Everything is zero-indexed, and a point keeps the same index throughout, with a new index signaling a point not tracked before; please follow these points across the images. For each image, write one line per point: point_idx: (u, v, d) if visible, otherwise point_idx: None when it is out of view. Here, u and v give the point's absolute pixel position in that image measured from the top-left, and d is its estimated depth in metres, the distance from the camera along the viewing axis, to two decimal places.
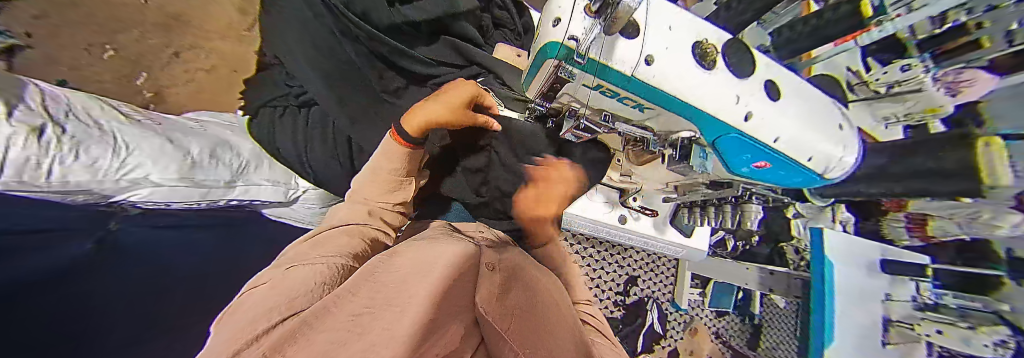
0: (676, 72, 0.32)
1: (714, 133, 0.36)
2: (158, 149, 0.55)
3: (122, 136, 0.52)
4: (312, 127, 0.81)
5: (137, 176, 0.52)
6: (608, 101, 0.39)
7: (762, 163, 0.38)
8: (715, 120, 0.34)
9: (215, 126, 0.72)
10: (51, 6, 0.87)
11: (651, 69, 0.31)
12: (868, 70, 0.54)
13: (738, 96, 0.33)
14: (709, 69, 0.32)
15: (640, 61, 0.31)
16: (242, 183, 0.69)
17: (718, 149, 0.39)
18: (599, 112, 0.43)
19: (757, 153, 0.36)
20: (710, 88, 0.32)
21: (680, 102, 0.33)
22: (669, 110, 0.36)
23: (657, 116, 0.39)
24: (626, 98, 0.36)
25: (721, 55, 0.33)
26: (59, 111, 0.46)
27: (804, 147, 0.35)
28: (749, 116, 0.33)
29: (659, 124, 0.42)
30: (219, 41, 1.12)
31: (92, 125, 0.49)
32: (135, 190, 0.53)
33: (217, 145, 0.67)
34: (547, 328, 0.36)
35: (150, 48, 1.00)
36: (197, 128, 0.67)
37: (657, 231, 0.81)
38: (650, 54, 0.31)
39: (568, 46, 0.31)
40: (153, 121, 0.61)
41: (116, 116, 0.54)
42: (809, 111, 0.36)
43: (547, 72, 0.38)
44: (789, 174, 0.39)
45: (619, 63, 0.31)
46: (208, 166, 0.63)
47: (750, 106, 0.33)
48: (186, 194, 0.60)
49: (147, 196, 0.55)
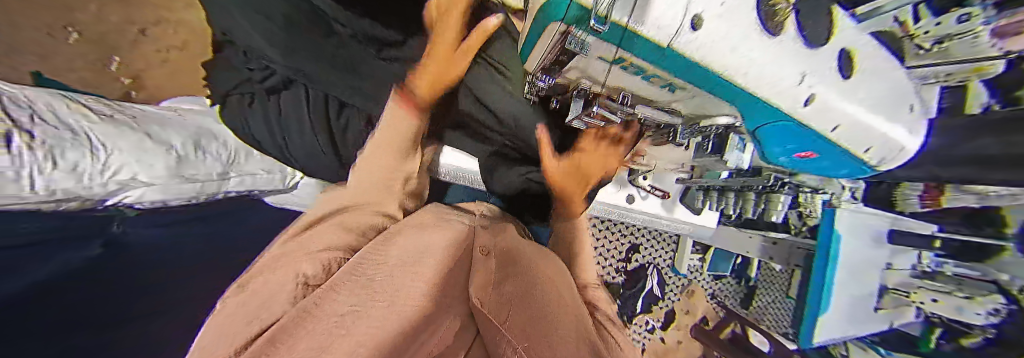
0: (733, 41, 0.22)
1: (757, 119, 0.31)
2: (138, 146, 0.53)
3: (98, 136, 0.48)
4: (287, 115, 0.67)
5: (125, 177, 0.51)
6: (629, 78, 0.31)
7: (807, 153, 0.35)
8: (764, 106, 0.28)
9: (194, 115, 0.69)
10: None
11: (696, 37, 0.21)
12: (915, 20, 0.41)
13: (804, 74, 0.26)
14: (774, 35, 0.23)
15: (686, 25, 0.20)
16: (236, 173, 0.69)
17: (754, 135, 0.35)
18: (616, 91, 0.36)
19: (802, 141, 0.33)
20: (773, 67, 0.24)
21: (727, 83, 0.25)
22: (702, 90, 0.28)
23: (688, 98, 0.32)
24: (652, 76, 0.29)
25: (791, 13, 0.24)
26: (23, 107, 0.42)
27: (861, 135, 0.32)
28: (811, 99, 0.27)
29: (691, 105, 0.35)
30: (183, 12, 0.96)
31: (64, 127, 0.45)
32: (127, 191, 0.52)
33: (200, 136, 0.64)
34: (543, 313, 0.34)
35: (113, 26, 0.90)
36: (176, 119, 0.64)
37: (667, 211, 0.80)
38: (700, 12, 0.20)
39: (581, 5, 0.23)
40: (125, 114, 0.57)
41: (83, 113, 0.50)
42: (877, 93, 0.30)
43: (552, 35, 0.29)
44: (832, 163, 0.37)
45: (652, 32, 0.21)
46: (195, 160, 0.61)
47: (816, 87, 0.26)
48: (181, 190, 0.60)
49: (142, 196, 0.55)
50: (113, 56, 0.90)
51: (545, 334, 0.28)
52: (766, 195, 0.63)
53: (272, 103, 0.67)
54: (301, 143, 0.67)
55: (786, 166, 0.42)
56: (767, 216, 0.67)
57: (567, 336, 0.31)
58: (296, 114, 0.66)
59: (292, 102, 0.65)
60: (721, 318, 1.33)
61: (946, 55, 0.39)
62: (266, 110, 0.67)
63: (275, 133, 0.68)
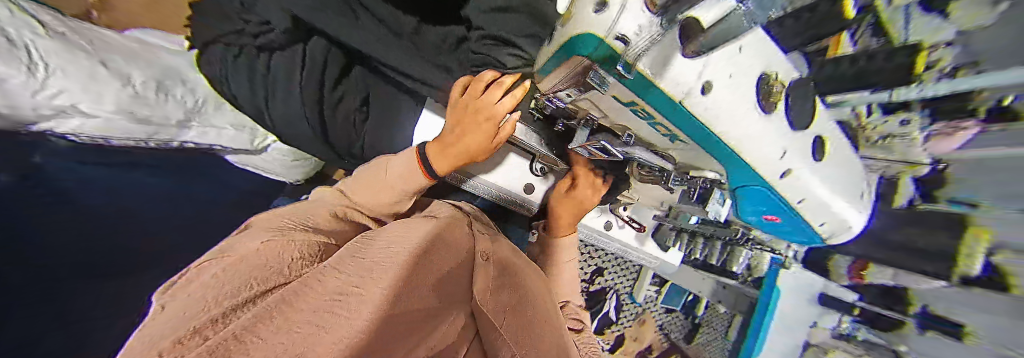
0: (732, 111, 0.26)
1: (742, 180, 0.34)
2: (89, 74, 0.47)
3: (38, 52, 0.43)
4: (278, 77, 0.60)
5: (62, 103, 0.45)
6: (636, 120, 0.34)
7: (771, 216, 0.40)
8: (744, 168, 0.32)
9: (160, 51, 0.61)
10: None
11: (705, 100, 0.25)
12: (867, 113, 0.36)
13: (784, 151, 0.30)
14: (768, 112, 0.28)
15: (696, 88, 0.25)
16: (196, 123, 0.62)
17: (734, 193, 0.38)
18: (622, 129, 0.37)
19: (772, 207, 0.37)
20: (767, 137, 0.29)
21: (724, 145, 0.29)
22: (701, 147, 0.32)
23: (683, 147, 0.35)
24: (658, 123, 0.31)
25: (786, 94, 0.29)
26: None
27: (817, 211, 0.36)
28: (787, 173, 0.32)
29: (684, 155, 0.37)
30: None
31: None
32: (60, 119, 0.46)
33: (166, 75, 0.58)
34: (523, 306, 0.41)
35: None
36: (144, 52, 0.58)
37: (637, 243, 0.84)
38: (711, 80, 0.25)
39: (612, 46, 0.23)
40: (83, 35, 0.51)
41: (29, 24, 0.44)
42: (844, 177, 0.35)
43: (570, 68, 0.30)
44: (794, 229, 0.41)
45: (671, 84, 0.24)
46: (156, 101, 0.55)
47: (791, 163, 0.31)
48: (130, 130, 0.53)
49: (79, 127, 0.48)
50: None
51: (528, 335, 0.36)
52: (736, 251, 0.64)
53: (262, 62, 0.59)
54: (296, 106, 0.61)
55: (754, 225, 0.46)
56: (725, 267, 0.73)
57: (540, 329, 0.40)
58: (287, 77, 0.60)
59: (287, 63, 0.59)
60: (664, 349, 1.39)
61: (890, 149, 0.38)
62: (252, 68, 0.60)
63: (258, 93, 0.62)
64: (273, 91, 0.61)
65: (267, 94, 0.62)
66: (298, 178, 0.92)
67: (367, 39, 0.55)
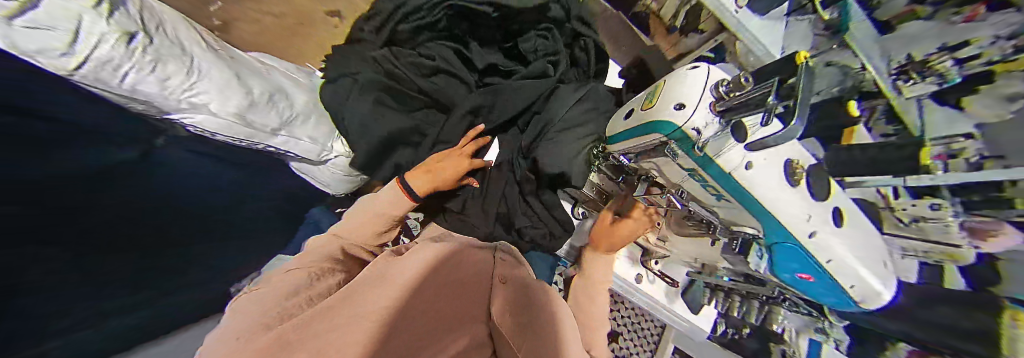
0: (769, 181, 0.30)
1: (771, 235, 0.33)
2: (224, 81, 0.57)
3: (199, 63, 0.54)
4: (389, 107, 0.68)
5: (198, 101, 0.53)
6: (690, 182, 0.36)
7: (805, 274, 0.33)
8: (777, 226, 0.31)
9: (277, 73, 0.73)
10: None
11: (749, 173, 0.30)
12: (894, 195, 0.43)
13: (809, 214, 0.30)
14: (794, 185, 0.30)
15: (740, 164, 0.30)
16: (285, 133, 0.69)
17: (769, 252, 0.34)
18: (676, 187, 0.40)
19: (808, 268, 0.31)
20: (795, 203, 0.30)
21: (764, 210, 0.31)
22: (748, 212, 0.33)
23: (728, 208, 0.35)
24: (710, 186, 0.34)
25: (801, 176, 0.31)
26: (149, 21, 0.48)
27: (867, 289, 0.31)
28: (813, 234, 0.30)
29: (726, 213, 0.37)
30: None
31: (176, 45, 0.52)
32: (191, 113, 0.53)
33: (275, 91, 0.68)
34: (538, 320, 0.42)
35: None
36: (262, 71, 0.69)
37: (667, 300, 0.63)
38: (751, 160, 0.30)
39: (687, 133, 0.30)
40: (226, 52, 0.63)
41: (196, 41, 0.57)
42: (870, 246, 0.32)
43: (648, 141, 0.35)
44: (824, 292, 0.33)
45: (725, 160, 0.30)
46: (261, 109, 0.63)
47: (817, 225, 0.30)
48: (235, 131, 0.60)
49: (200, 122, 0.55)
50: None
51: (536, 341, 0.38)
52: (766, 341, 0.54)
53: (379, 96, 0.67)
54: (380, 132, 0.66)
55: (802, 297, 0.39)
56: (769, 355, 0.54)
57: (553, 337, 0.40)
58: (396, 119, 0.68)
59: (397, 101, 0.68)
60: None
61: (925, 232, 0.40)
62: (370, 98, 0.66)
63: (369, 118, 0.65)
64: (383, 113, 0.67)
65: (378, 117, 0.66)
66: (340, 192, 0.94)
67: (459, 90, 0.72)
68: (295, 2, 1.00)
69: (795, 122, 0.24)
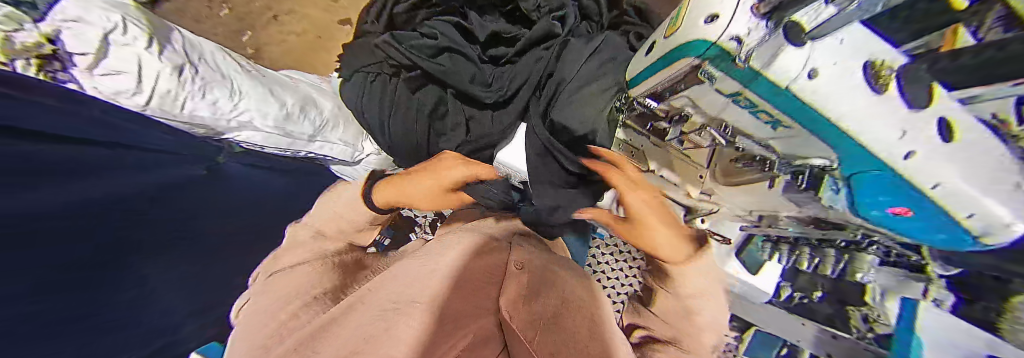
0: (847, 92, 0.20)
1: (851, 164, 0.25)
2: (261, 97, 0.63)
3: (238, 83, 0.60)
4: (403, 96, 0.68)
5: (243, 119, 0.59)
6: (735, 112, 0.28)
7: (902, 209, 0.25)
8: (853, 150, 0.23)
9: (306, 86, 0.77)
10: None
11: (817, 87, 0.21)
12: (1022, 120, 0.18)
13: (906, 127, 0.20)
14: (880, 93, 0.20)
15: (801, 75, 0.21)
16: (320, 139, 0.73)
17: (847, 183, 0.27)
18: (718, 124, 0.32)
19: (905, 199, 0.23)
20: (883, 121, 0.21)
21: (837, 131, 0.22)
22: (815, 136, 0.24)
23: (788, 138, 0.27)
24: (761, 112, 0.26)
25: (894, 78, 0.20)
26: (192, 54, 0.56)
27: (985, 214, 0.21)
28: (910, 154, 0.21)
29: (784, 146, 0.29)
30: (309, 7, 1.05)
31: (218, 71, 0.58)
32: (241, 131, 0.61)
33: (307, 101, 0.72)
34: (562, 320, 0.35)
35: (255, 10, 1.01)
36: (292, 84, 0.74)
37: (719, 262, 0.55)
38: (819, 65, 0.20)
39: (723, 47, 0.23)
40: (257, 71, 0.69)
41: (232, 64, 0.64)
42: None
43: (677, 70, 0.29)
44: (931, 228, 0.25)
45: (779, 71, 0.21)
46: (298, 119, 0.68)
47: (920, 140, 0.20)
48: (277, 141, 0.66)
49: (250, 138, 0.63)
50: (224, 5, 0.97)
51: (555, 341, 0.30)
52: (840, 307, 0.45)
53: (391, 86, 0.69)
54: (399, 121, 0.68)
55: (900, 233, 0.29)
56: (848, 323, 0.43)
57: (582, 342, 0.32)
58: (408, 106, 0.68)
59: (406, 88, 0.69)
60: None
61: None
62: (384, 91, 0.69)
63: (385, 108, 0.68)
64: (397, 104, 0.68)
65: (391, 107, 0.68)
66: None
67: (467, 64, 0.68)
68: (311, 18, 1.05)
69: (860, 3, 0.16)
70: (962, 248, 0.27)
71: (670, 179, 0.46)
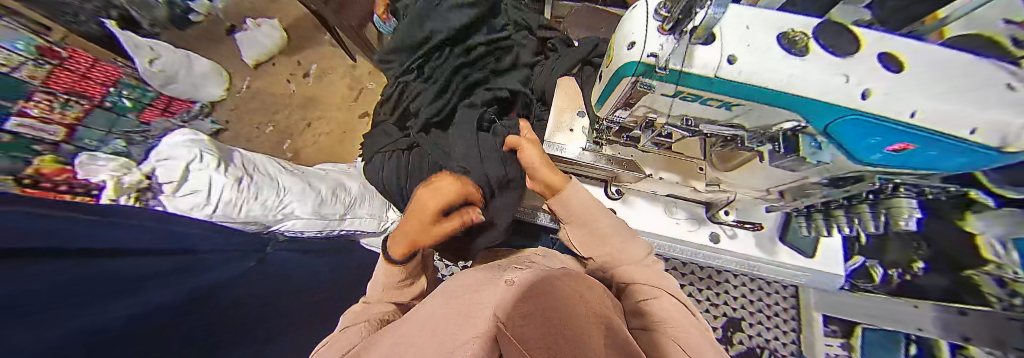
0: (767, 65, 0.25)
1: (820, 118, 0.27)
2: (300, 189, 0.73)
3: (282, 181, 0.72)
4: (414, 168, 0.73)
5: (288, 211, 0.68)
6: (688, 107, 0.33)
7: (901, 144, 0.26)
8: (815, 106, 0.26)
9: (335, 172, 0.88)
10: (240, 102, 1.20)
11: (737, 69, 0.26)
12: None
13: (844, 74, 0.25)
14: (801, 57, 0.25)
15: (722, 62, 0.26)
16: (351, 215, 0.80)
17: (828, 138, 0.29)
18: (679, 118, 0.36)
19: (894, 134, 0.25)
20: (813, 77, 0.25)
21: (779, 94, 0.26)
22: (764, 104, 0.28)
23: (746, 112, 0.30)
24: (709, 100, 0.30)
25: (812, 41, 0.26)
26: (248, 166, 0.69)
27: (955, 119, 0.23)
28: (867, 92, 0.24)
29: (751, 119, 0.32)
30: (335, 111, 1.27)
31: (267, 176, 0.71)
32: (284, 221, 0.68)
33: (336, 186, 0.81)
34: (576, 317, 0.18)
35: (293, 122, 1.23)
36: (325, 173, 0.85)
37: (764, 253, 0.50)
38: (733, 53, 0.26)
39: (647, 63, 0.28)
40: (298, 169, 0.81)
41: (280, 168, 0.76)
42: (954, 78, 0.24)
43: (620, 90, 0.33)
44: (943, 155, 0.26)
45: (700, 68, 0.26)
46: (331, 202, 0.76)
47: (863, 80, 0.24)
48: (315, 225, 0.73)
49: (292, 226, 0.70)
50: (269, 123, 1.20)
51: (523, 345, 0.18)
52: (958, 273, 0.53)
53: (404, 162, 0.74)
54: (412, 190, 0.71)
55: (908, 168, 0.29)
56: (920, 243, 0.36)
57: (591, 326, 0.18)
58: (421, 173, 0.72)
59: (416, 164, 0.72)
60: None
61: None
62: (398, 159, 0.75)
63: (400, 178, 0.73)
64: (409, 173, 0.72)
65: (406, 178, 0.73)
66: None
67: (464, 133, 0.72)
68: (338, 119, 1.26)
69: (709, 12, 0.21)
70: (984, 164, 0.26)
71: (673, 178, 0.46)
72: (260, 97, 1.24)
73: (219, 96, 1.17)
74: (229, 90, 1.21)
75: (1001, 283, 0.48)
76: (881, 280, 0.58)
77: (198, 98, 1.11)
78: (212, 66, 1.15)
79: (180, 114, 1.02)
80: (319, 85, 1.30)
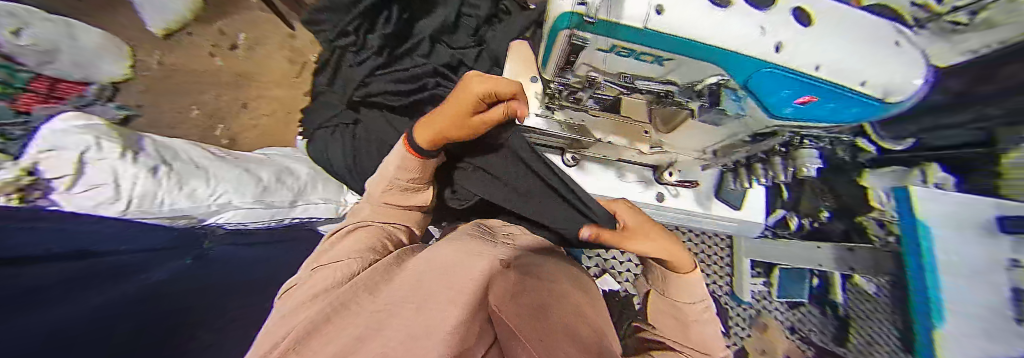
0: (694, 16, 0.25)
1: (740, 71, 0.28)
2: (236, 177, 0.65)
3: (212, 169, 0.63)
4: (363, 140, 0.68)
5: (224, 201, 0.61)
6: (626, 63, 0.33)
7: (807, 96, 0.29)
8: (735, 59, 0.27)
9: (280, 157, 0.80)
10: (151, 81, 1.01)
11: (665, 20, 0.25)
12: None
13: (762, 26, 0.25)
14: (725, 7, 0.25)
15: (651, 13, 0.25)
16: (303, 202, 0.74)
17: (746, 91, 0.31)
18: (618, 76, 0.36)
19: (799, 85, 0.28)
20: (734, 27, 0.25)
21: (704, 46, 0.26)
22: (690, 57, 0.29)
23: (677, 67, 0.31)
24: (643, 54, 0.30)
25: None
26: (164, 153, 0.59)
27: (846, 70, 0.25)
28: (778, 45, 0.25)
29: (681, 75, 0.33)
30: (276, 90, 1.12)
31: (192, 163, 0.62)
32: (222, 213, 0.62)
33: (281, 172, 0.74)
34: None
35: (225, 104, 1.06)
36: (266, 159, 0.77)
37: (701, 208, 0.55)
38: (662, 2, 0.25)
39: (579, 13, 0.26)
40: (232, 155, 0.72)
41: (207, 154, 0.67)
42: (852, 30, 0.26)
43: (560, 47, 0.32)
44: (837, 107, 0.29)
45: (630, 20, 0.25)
46: (276, 190, 0.70)
47: (778, 33, 0.25)
48: (260, 215, 0.67)
49: (232, 218, 0.64)
50: (194, 106, 1.02)
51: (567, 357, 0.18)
52: (853, 220, 0.62)
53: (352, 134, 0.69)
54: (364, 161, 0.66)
55: (810, 121, 0.33)
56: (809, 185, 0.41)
57: None
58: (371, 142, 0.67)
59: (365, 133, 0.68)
60: None
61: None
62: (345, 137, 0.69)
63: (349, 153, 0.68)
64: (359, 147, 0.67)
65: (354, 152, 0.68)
66: None
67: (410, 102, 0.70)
68: (280, 99, 1.12)
69: None
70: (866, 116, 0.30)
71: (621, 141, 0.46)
72: (178, 75, 1.05)
73: (123, 76, 0.96)
74: (135, 67, 0.99)
75: (882, 225, 0.56)
76: (795, 227, 0.68)
77: (94, 78, 0.89)
78: (106, 38, 0.93)
79: (71, 100, 0.82)
80: (252, 59, 1.14)
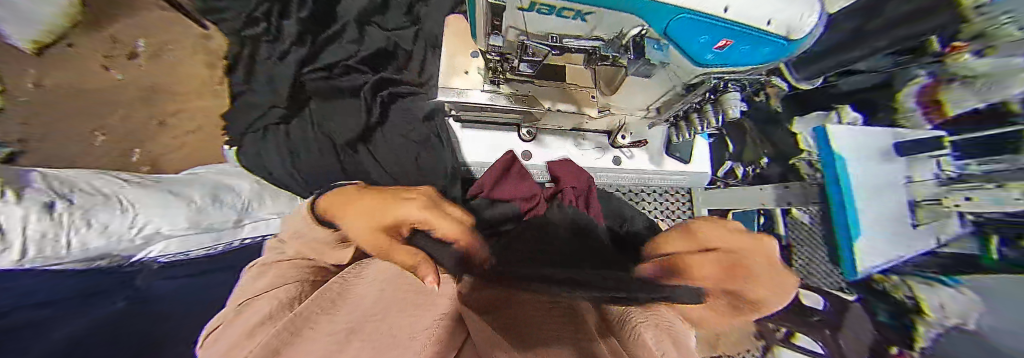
0: None
1: (659, 20, 0.29)
2: (160, 201, 0.57)
3: (124, 196, 0.54)
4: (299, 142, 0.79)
5: (150, 231, 0.54)
6: (551, 22, 0.32)
7: (723, 41, 0.30)
8: (651, 7, 0.27)
9: (213, 174, 0.72)
10: None
11: None
12: None
13: None
14: None
15: None
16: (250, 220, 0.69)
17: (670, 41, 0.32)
18: (546, 37, 0.36)
19: (714, 31, 0.29)
20: None
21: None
22: (608, 9, 0.28)
23: (600, 21, 0.31)
24: (564, 10, 0.29)
25: None
26: (58, 185, 0.49)
27: (755, 6, 0.26)
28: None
29: (606, 29, 0.33)
30: (199, 100, 0.98)
31: (97, 193, 0.52)
32: (151, 245, 0.55)
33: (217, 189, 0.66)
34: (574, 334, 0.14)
35: (138, 124, 0.90)
36: (194, 178, 0.68)
37: (655, 166, 0.59)
38: None
39: None
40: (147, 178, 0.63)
41: (114, 181, 0.58)
42: None
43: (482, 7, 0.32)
44: (751, 48, 0.31)
45: None
46: (214, 209, 0.63)
47: None
48: (201, 240, 0.61)
49: (167, 249, 0.57)
50: (97, 131, 0.84)
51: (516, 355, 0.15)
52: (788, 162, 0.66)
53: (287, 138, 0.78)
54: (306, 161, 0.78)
55: (731, 67, 0.35)
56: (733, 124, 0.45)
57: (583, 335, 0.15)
58: (311, 143, 0.79)
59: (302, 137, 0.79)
60: None
61: None
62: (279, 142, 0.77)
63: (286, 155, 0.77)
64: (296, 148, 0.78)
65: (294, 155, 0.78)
66: None
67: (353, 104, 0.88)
68: (205, 111, 0.97)
69: None
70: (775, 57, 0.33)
71: (570, 108, 0.48)
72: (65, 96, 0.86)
73: None
74: None
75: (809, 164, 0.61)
76: None
77: None
78: None
79: None
80: (162, 68, 0.99)
